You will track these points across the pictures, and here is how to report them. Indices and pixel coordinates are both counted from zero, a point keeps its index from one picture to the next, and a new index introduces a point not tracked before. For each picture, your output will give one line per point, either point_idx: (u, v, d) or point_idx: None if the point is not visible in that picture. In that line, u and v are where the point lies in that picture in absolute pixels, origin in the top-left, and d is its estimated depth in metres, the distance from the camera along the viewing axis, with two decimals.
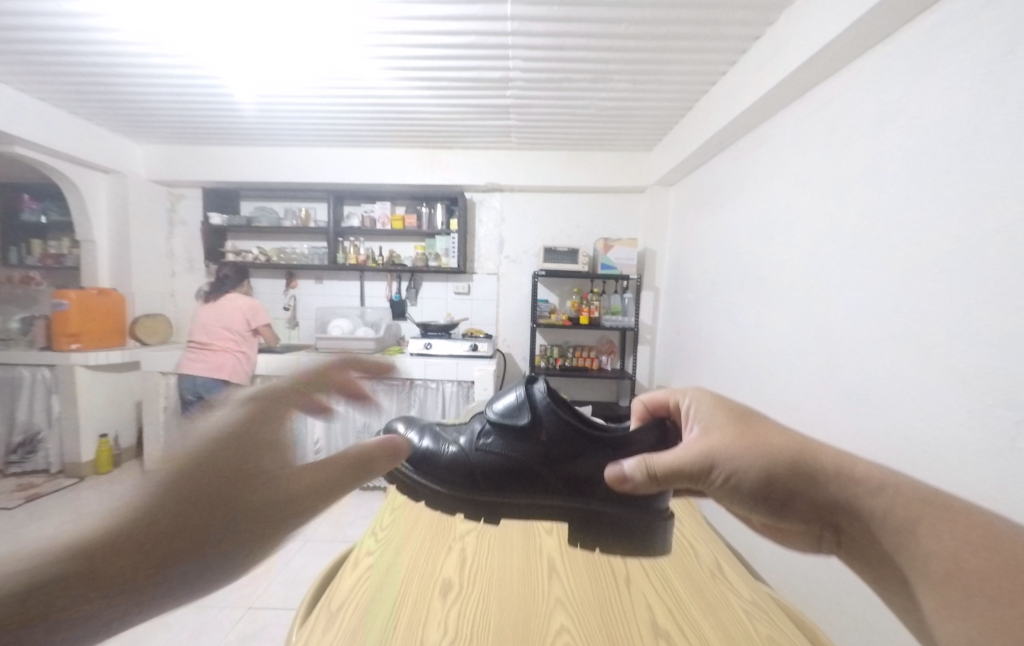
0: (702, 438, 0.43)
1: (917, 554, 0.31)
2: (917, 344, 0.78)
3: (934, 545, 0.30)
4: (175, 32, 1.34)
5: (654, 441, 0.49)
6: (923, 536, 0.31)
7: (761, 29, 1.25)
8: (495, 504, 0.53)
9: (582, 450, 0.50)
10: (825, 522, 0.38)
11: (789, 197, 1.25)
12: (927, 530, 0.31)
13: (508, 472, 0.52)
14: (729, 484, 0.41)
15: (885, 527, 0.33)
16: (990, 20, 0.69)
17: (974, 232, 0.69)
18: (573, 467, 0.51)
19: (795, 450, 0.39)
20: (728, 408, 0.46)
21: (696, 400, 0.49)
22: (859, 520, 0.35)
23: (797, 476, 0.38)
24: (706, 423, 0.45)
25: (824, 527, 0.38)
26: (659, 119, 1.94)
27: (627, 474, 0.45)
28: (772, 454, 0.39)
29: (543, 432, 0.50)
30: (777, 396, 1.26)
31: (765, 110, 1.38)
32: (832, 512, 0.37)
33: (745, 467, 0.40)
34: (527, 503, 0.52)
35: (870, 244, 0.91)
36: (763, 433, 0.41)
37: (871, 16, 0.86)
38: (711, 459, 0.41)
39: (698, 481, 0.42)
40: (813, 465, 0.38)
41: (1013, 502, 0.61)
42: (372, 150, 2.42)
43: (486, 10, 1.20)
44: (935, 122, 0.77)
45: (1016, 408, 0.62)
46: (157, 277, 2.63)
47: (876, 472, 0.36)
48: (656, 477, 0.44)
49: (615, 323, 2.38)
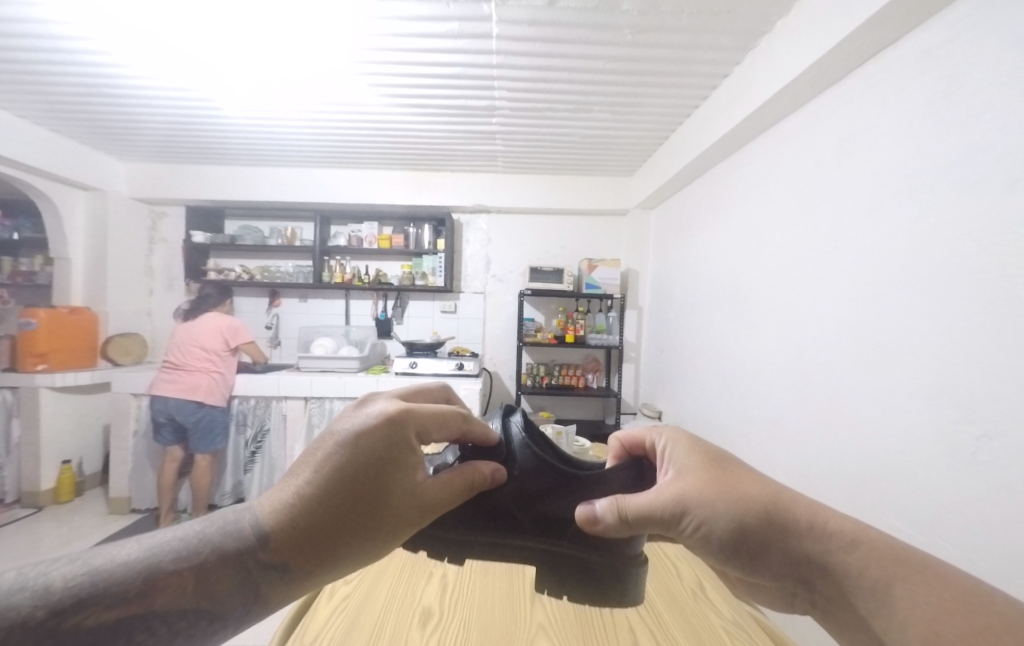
0: (674, 482, 0.42)
1: (893, 619, 0.29)
2: (886, 361, 0.83)
3: (906, 611, 0.28)
4: (169, 55, 1.38)
5: (628, 481, 0.49)
6: (898, 598, 0.29)
7: (729, 68, 1.36)
8: (466, 543, 0.50)
9: (557, 487, 0.50)
10: (799, 579, 0.36)
11: (761, 222, 1.34)
12: (903, 592, 0.29)
13: (481, 510, 0.50)
14: (700, 533, 0.39)
15: (860, 587, 0.32)
16: (928, 68, 0.77)
17: (927, 256, 0.75)
18: (547, 505, 0.50)
19: (769, 499, 0.38)
20: (702, 451, 0.45)
21: (671, 440, 0.48)
22: (832, 579, 0.34)
23: (770, 528, 0.36)
24: (681, 465, 0.44)
25: (796, 583, 0.36)
26: (639, 148, 2.06)
27: (598, 516, 0.43)
28: (745, 503, 0.38)
29: (516, 468, 0.51)
30: (757, 413, 1.30)
31: (736, 141, 1.48)
32: (804, 568, 0.35)
33: (716, 515, 0.38)
34: (500, 544, 0.50)
35: (838, 267, 0.98)
36: (736, 480, 0.40)
37: (826, 60, 0.96)
38: (681, 503, 0.40)
39: (670, 527, 0.41)
40: (786, 516, 0.37)
41: (980, 514, 0.64)
42: (361, 172, 2.46)
43: (472, 44, 1.29)
44: (888, 156, 0.85)
45: (976, 423, 0.65)
46: (134, 295, 2.56)
47: (849, 525, 0.35)
48: (626, 520, 0.42)
49: (600, 341, 2.42)
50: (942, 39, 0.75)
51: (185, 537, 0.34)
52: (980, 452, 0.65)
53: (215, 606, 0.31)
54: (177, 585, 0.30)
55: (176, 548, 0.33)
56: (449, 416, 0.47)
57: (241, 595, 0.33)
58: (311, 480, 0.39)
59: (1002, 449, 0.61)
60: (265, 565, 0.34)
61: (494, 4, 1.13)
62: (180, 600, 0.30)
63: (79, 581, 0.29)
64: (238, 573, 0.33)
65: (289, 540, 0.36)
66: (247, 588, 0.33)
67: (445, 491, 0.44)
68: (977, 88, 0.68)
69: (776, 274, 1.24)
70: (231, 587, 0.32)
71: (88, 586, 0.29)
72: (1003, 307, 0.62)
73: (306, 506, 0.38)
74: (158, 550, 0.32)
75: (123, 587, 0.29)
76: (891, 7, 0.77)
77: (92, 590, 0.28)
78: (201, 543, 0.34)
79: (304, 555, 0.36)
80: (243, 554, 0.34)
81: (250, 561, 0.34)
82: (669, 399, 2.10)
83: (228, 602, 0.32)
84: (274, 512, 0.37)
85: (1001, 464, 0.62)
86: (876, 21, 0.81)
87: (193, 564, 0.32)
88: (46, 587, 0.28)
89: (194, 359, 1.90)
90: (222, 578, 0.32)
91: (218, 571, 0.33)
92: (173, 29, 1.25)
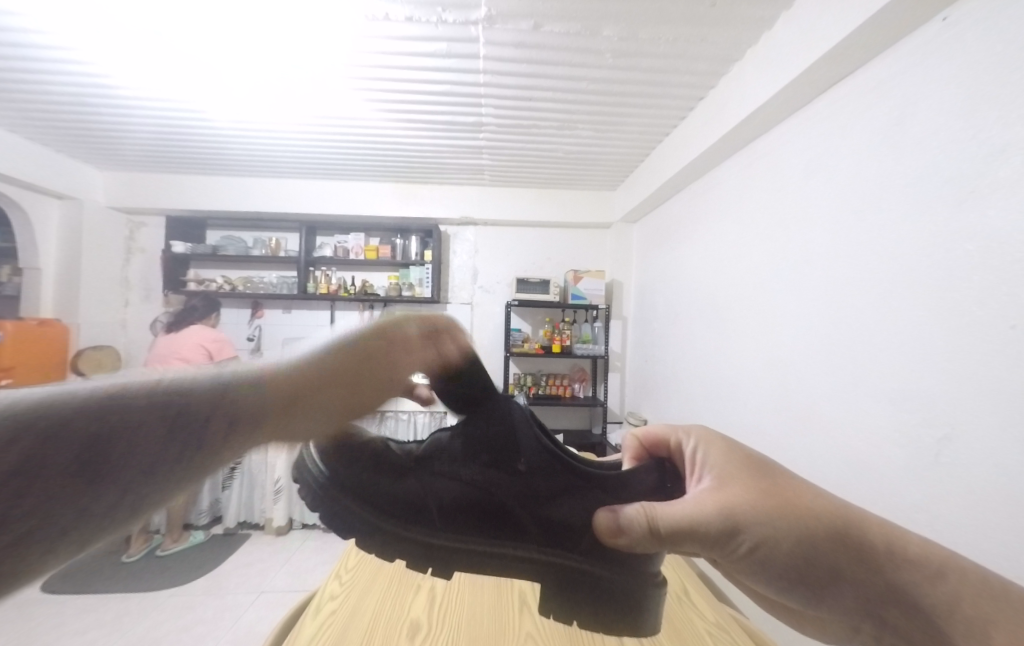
0: (720, 491, 0.39)
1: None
2: (854, 367, 0.88)
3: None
4: (172, 69, 1.39)
5: (651, 483, 0.45)
6: (996, 637, 0.29)
7: (703, 93, 1.45)
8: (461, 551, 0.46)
9: (568, 488, 0.46)
10: (868, 610, 0.35)
11: (737, 234, 1.41)
12: (999, 631, 0.30)
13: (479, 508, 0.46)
14: (755, 553, 0.37)
15: (949, 622, 0.32)
16: (883, 100, 0.86)
17: (887, 269, 0.81)
18: (553, 511, 0.46)
19: (837, 524, 0.36)
20: (739, 455, 0.43)
21: (702, 444, 0.46)
22: (910, 610, 0.34)
23: (843, 556, 0.35)
24: (720, 472, 0.41)
25: (866, 616, 0.36)
26: (622, 164, 2.14)
27: (626, 526, 0.41)
28: (810, 523, 0.36)
29: (523, 460, 0.46)
30: (736, 418, 1.34)
31: (711, 160, 1.56)
32: (879, 603, 0.35)
33: (776, 535, 0.36)
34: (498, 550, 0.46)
35: (808, 276, 1.04)
36: (794, 496, 0.38)
37: (794, 86, 1.05)
38: (732, 519, 0.36)
39: (718, 543, 0.37)
40: (856, 541, 0.36)
41: (942, 512, 0.68)
42: (348, 183, 2.46)
43: (460, 63, 1.33)
44: (851, 175, 0.92)
45: (935, 426, 0.70)
46: (108, 307, 2.47)
47: (927, 555, 0.35)
48: (664, 533, 0.38)
49: (586, 351, 2.43)
50: (894, 72, 0.84)
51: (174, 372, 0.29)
52: (942, 453, 0.69)
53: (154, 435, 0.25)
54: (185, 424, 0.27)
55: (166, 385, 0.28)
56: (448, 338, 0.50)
57: (243, 442, 0.30)
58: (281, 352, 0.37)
59: (961, 449, 0.66)
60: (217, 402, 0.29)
61: (481, 26, 1.18)
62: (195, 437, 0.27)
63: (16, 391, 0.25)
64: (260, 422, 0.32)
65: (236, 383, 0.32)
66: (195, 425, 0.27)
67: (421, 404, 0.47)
68: (926, 116, 0.75)
69: (752, 283, 1.30)
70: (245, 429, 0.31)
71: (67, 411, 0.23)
72: (957, 317, 0.68)
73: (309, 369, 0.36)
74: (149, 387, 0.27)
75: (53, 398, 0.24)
76: (848, 40, 0.85)
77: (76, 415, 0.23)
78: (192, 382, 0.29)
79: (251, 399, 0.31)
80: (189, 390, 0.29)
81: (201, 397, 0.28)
82: (654, 406, 2.14)
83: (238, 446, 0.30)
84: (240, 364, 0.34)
85: (961, 464, 0.66)
86: (838, 50, 0.89)
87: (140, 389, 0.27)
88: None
89: None
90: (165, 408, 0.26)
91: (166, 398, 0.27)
92: (182, 44, 1.27)
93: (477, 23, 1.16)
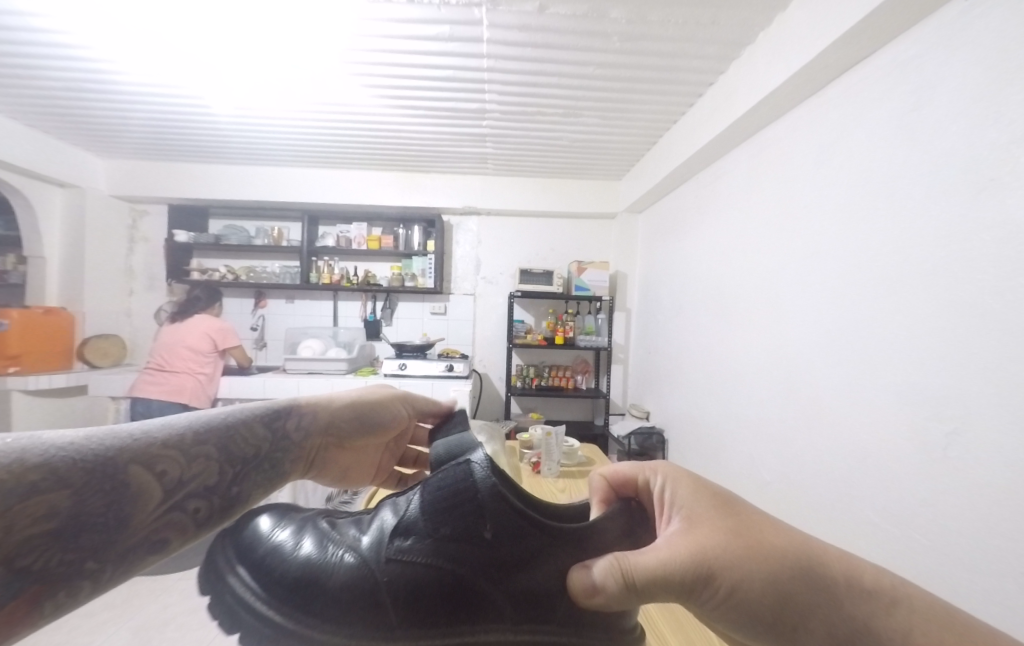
0: (685, 533, 0.34)
1: None
2: (864, 363, 0.86)
3: None
4: (169, 51, 1.35)
5: (620, 529, 0.37)
6: None
7: (712, 78, 1.41)
8: None
9: (539, 550, 0.35)
10: None
11: (744, 227, 1.39)
12: None
13: (436, 598, 0.33)
14: (730, 601, 0.31)
15: None
16: (898, 86, 0.83)
17: (900, 263, 0.79)
18: (527, 578, 0.34)
19: (802, 558, 0.31)
20: (708, 491, 0.38)
21: (670, 481, 0.40)
22: None
23: (810, 592, 0.30)
24: (688, 511, 0.36)
25: None
26: (628, 153, 2.10)
27: (597, 583, 0.34)
28: (773, 559, 0.31)
29: (489, 524, 0.34)
30: (740, 411, 1.34)
31: (719, 148, 1.53)
32: None
33: (746, 577, 0.31)
34: None
35: (818, 270, 1.02)
36: (756, 530, 0.33)
37: (806, 71, 1.01)
38: (700, 566, 0.32)
39: (693, 595, 0.32)
40: (821, 575, 0.30)
41: (951, 509, 0.67)
42: (350, 172, 2.43)
43: (463, 47, 1.29)
44: (864, 165, 0.89)
45: (944, 422, 0.69)
46: (113, 296, 2.49)
47: (885, 582, 0.30)
48: (634, 586, 0.32)
49: (589, 343, 2.43)
50: (911, 55, 0.80)
51: (152, 432, 0.34)
52: (948, 448, 0.68)
53: (135, 524, 0.29)
54: (172, 479, 0.33)
55: (154, 452, 0.33)
56: (396, 399, 0.64)
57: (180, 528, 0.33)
58: (292, 415, 0.48)
59: (970, 445, 0.65)
60: (216, 467, 0.37)
61: (485, 8, 1.14)
62: (149, 481, 0.31)
63: (62, 452, 0.28)
64: (211, 466, 0.36)
65: (240, 442, 0.40)
66: (178, 501, 0.32)
67: (410, 486, 0.74)
68: (942, 103, 0.73)
69: (760, 276, 1.28)
70: (197, 470, 0.35)
71: (47, 459, 0.27)
72: (970, 311, 0.66)
73: (253, 425, 0.42)
74: (106, 436, 0.31)
75: (82, 462, 0.28)
76: (863, 23, 0.82)
77: (62, 465, 0.27)
78: (138, 438, 0.33)
79: (253, 459, 0.41)
80: (196, 452, 0.36)
81: (212, 457, 0.37)
82: (657, 398, 2.13)
83: (191, 484, 0.34)
84: (223, 420, 0.41)
85: (970, 459, 0.65)
86: (853, 34, 0.86)
87: (150, 463, 0.32)
88: (45, 453, 0.27)
89: (181, 361, 1.86)
90: (170, 478, 0.32)
91: (172, 475, 0.33)
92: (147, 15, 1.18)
93: (480, 4, 1.13)
